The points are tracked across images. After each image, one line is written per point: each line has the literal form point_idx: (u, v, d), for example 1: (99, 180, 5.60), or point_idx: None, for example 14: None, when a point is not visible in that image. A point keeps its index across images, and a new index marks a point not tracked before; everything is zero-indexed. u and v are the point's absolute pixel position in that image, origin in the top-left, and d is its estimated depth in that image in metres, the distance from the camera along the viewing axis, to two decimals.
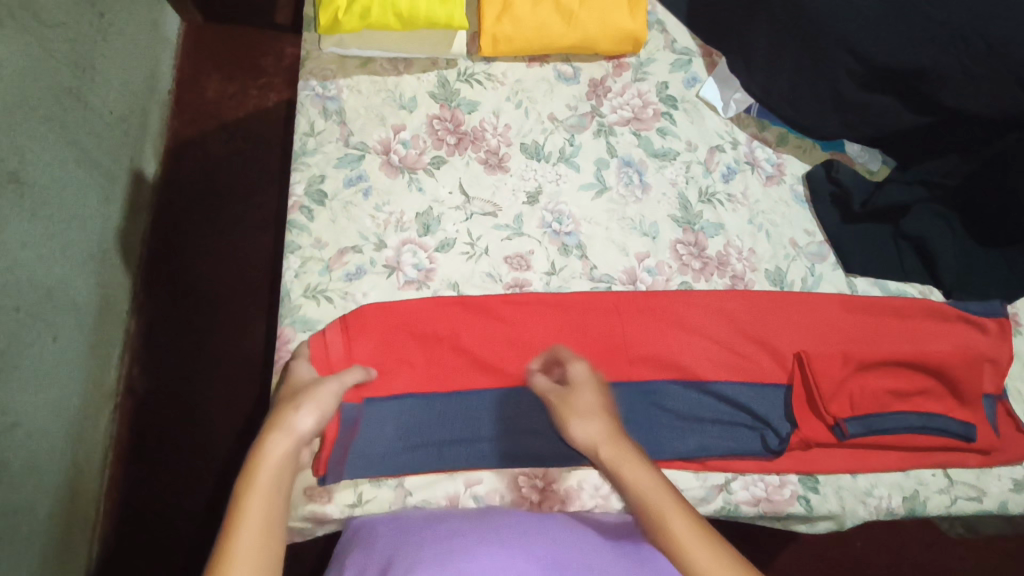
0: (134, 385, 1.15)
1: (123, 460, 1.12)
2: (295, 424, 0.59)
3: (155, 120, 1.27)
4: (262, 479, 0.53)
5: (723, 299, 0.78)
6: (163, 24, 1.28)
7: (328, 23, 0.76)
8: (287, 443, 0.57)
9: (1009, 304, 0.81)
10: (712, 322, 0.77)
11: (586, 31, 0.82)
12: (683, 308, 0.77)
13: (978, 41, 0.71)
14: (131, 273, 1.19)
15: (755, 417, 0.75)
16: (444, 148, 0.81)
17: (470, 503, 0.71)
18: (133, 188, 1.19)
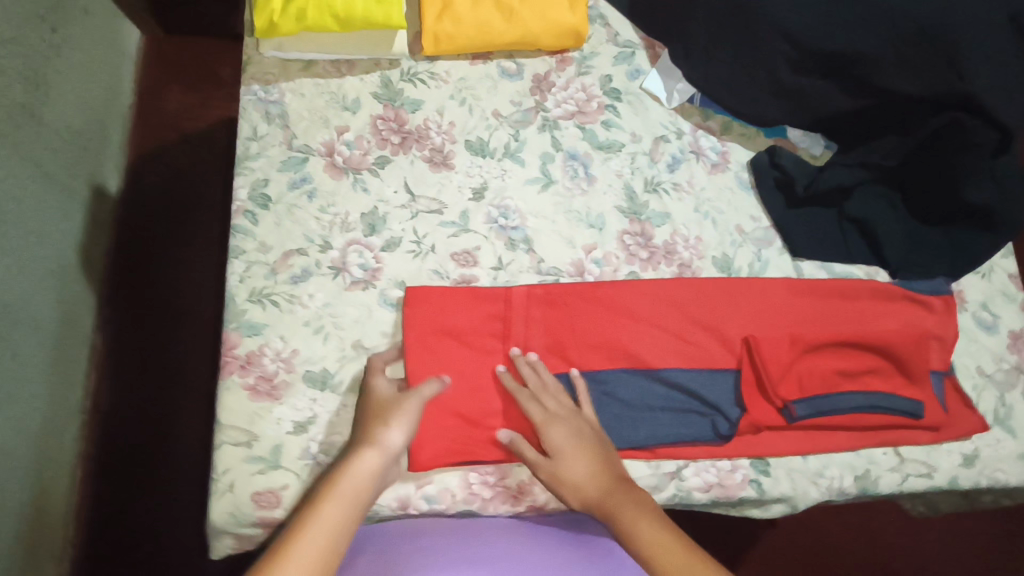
0: (98, 402, 1.14)
1: (91, 478, 1.11)
2: (386, 440, 0.66)
3: (116, 133, 1.26)
4: (326, 515, 0.59)
5: (671, 286, 0.78)
6: (121, 37, 1.27)
7: (264, 27, 0.74)
8: (377, 457, 0.64)
9: (952, 283, 0.82)
10: (659, 311, 0.77)
11: (528, 27, 0.82)
12: (631, 298, 0.77)
13: (907, 24, 0.71)
14: (94, 287, 1.18)
15: (704, 403, 0.75)
16: (388, 148, 0.81)
17: (421, 502, 0.71)
18: (94, 203, 1.18)
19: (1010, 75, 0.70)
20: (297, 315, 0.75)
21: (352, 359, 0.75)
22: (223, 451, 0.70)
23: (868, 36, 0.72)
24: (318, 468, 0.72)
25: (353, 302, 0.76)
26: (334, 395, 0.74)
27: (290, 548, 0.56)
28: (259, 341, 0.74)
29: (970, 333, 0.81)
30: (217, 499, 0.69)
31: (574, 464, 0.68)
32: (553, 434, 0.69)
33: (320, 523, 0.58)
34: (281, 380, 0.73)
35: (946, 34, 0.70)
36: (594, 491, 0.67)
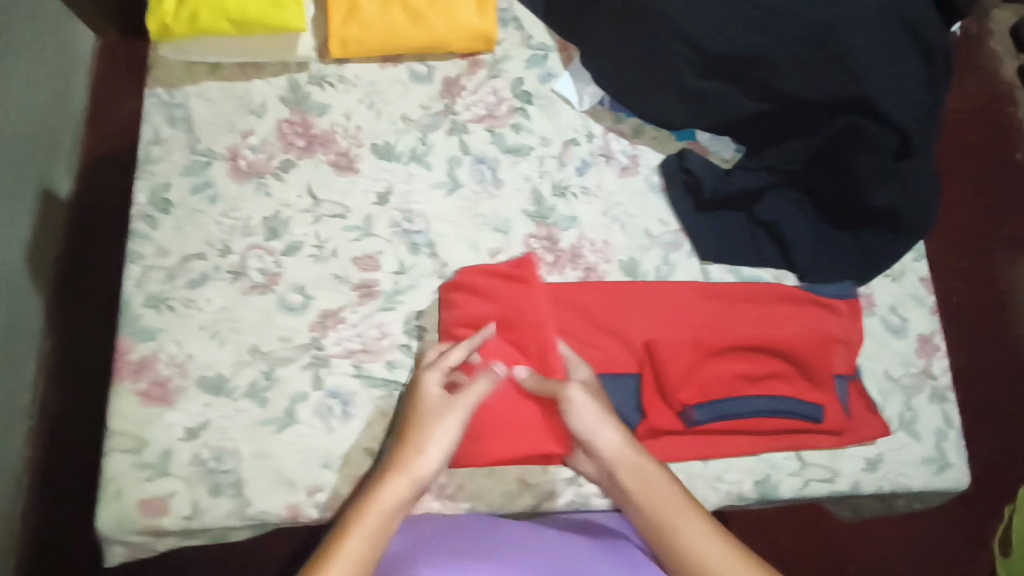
0: (46, 408, 1.13)
1: (36, 483, 1.09)
2: (419, 466, 0.61)
3: (67, 137, 1.25)
4: (357, 529, 0.56)
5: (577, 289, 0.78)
6: (73, 42, 1.26)
7: (157, 30, 0.75)
8: (406, 483, 0.60)
9: (861, 286, 0.81)
10: (564, 316, 0.77)
11: (434, 31, 0.82)
12: (537, 304, 0.75)
13: (800, 26, 0.71)
14: (43, 292, 1.16)
15: (604, 409, 0.75)
16: (293, 152, 0.80)
17: (311, 510, 0.71)
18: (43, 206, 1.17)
19: (904, 79, 0.71)
20: (193, 319, 0.75)
21: (248, 364, 0.74)
22: (112, 457, 0.70)
23: (763, 39, 0.72)
24: (208, 474, 0.71)
25: (252, 307, 0.76)
26: (228, 400, 0.73)
27: (331, 564, 0.54)
28: (153, 346, 0.74)
29: (878, 337, 0.80)
30: (103, 506, 0.69)
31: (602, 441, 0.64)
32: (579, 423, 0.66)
33: (355, 538, 0.55)
34: (174, 386, 0.73)
35: (837, 37, 0.70)
36: (630, 483, 0.62)
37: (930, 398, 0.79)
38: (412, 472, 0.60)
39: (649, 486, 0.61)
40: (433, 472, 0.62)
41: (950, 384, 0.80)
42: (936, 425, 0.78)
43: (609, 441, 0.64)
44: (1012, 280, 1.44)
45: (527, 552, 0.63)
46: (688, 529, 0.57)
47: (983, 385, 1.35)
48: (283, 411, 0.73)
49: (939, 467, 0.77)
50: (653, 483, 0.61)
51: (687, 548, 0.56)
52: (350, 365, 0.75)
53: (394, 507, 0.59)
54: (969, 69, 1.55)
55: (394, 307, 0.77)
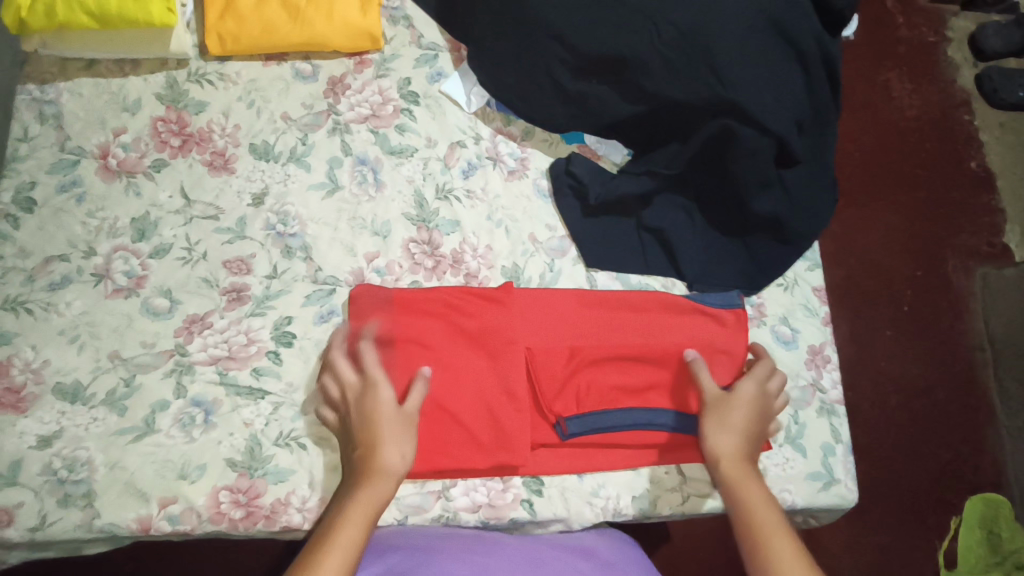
0: None
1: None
2: (387, 463, 0.63)
3: None
4: (351, 518, 0.59)
5: (457, 301, 0.74)
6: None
7: (15, 24, 0.73)
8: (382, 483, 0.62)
9: (752, 296, 0.80)
10: (443, 333, 0.73)
11: (312, 29, 0.79)
12: (415, 319, 0.73)
13: (667, 27, 0.68)
14: None
15: (481, 428, 0.71)
16: (167, 151, 0.78)
17: (163, 524, 0.68)
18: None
19: (778, 83, 0.69)
20: (52, 323, 0.72)
21: (107, 370, 0.72)
22: None
23: (633, 39, 0.70)
24: (58, 485, 0.68)
25: (113, 311, 0.73)
26: (84, 407, 0.70)
27: (321, 558, 0.55)
28: (7, 351, 0.71)
29: (767, 348, 0.78)
30: None
31: (726, 438, 0.67)
32: (719, 416, 0.68)
33: (348, 531, 0.58)
34: (28, 392, 0.70)
35: (703, 38, 0.68)
36: (730, 479, 0.65)
37: (818, 412, 0.77)
38: (380, 467, 0.63)
39: (746, 493, 0.63)
40: (399, 463, 0.63)
41: (839, 398, 0.78)
42: (823, 439, 0.76)
43: (738, 438, 0.67)
44: (968, 288, 1.41)
45: (516, 568, 0.65)
46: (779, 547, 0.59)
47: (936, 395, 1.33)
48: (142, 420, 0.70)
49: (826, 483, 0.75)
50: (745, 491, 0.64)
51: (773, 561, 0.58)
52: (215, 372, 0.72)
53: (367, 523, 0.59)
54: (927, 77, 1.53)
55: (263, 313, 0.74)
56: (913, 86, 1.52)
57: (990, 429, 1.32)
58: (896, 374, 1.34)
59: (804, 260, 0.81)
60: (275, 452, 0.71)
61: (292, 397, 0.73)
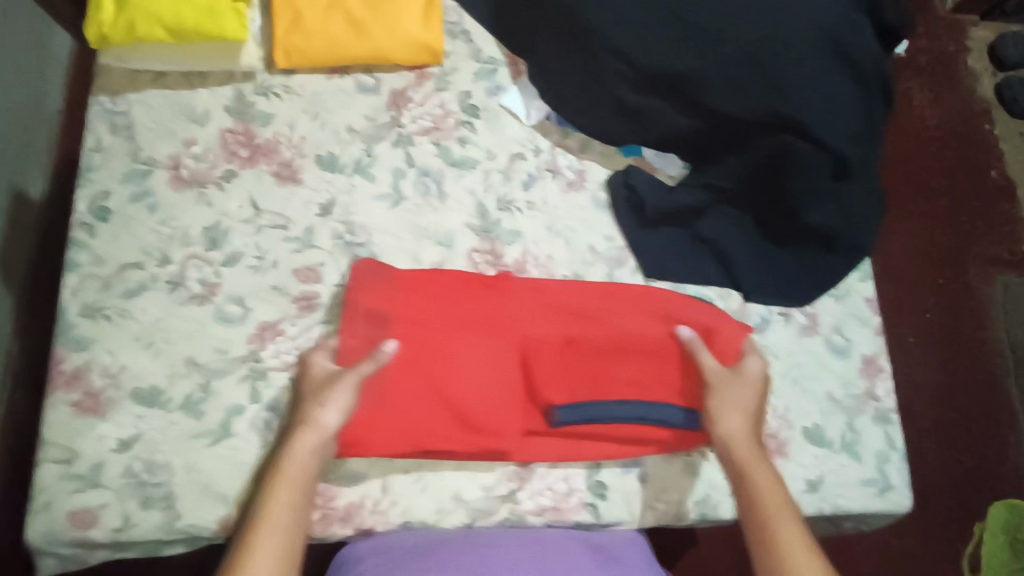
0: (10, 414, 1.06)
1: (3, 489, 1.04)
2: (320, 422, 0.66)
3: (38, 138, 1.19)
4: (285, 483, 0.62)
5: (442, 279, 0.77)
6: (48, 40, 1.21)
7: (95, 39, 0.75)
8: (311, 444, 0.65)
9: (808, 305, 0.81)
10: (460, 318, 0.76)
11: (376, 43, 0.81)
12: (432, 299, 0.76)
13: (730, 45, 0.70)
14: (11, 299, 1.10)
15: (493, 412, 0.74)
16: (236, 162, 0.80)
17: (243, 525, 0.70)
18: (14, 209, 1.10)
19: (837, 99, 0.71)
20: (128, 330, 0.74)
21: (183, 376, 0.73)
22: (42, 468, 0.70)
23: (697, 56, 0.72)
24: (139, 487, 0.70)
25: (187, 318, 0.75)
26: (162, 411, 0.72)
27: (264, 520, 0.59)
28: (86, 356, 0.73)
29: (821, 357, 0.80)
30: (33, 518, 0.68)
31: (731, 416, 0.69)
32: (732, 394, 0.70)
33: (282, 493, 0.61)
34: (106, 397, 0.72)
35: (766, 56, 0.70)
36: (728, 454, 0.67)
37: (872, 419, 0.79)
38: (316, 429, 0.66)
39: (740, 468, 0.66)
40: (331, 425, 0.67)
41: (892, 406, 0.80)
42: (877, 446, 0.78)
43: (745, 417, 0.69)
44: (990, 296, 1.43)
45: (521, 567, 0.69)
46: (784, 524, 0.61)
47: (959, 401, 1.35)
48: (218, 425, 0.72)
49: (881, 489, 0.77)
50: (748, 470, 0.66)
51: (773, 533, 0.61)
52: (288, 378, 0.75)
53: (302, 487, 0.62)
54: (949, 86, 1.55)
55: (333, 321, 0.76)
56: (936, 95, 1.54)
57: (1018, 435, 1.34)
58: (920, 381, 1.36)
59: (856, 271, 0.84)
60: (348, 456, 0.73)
61: None
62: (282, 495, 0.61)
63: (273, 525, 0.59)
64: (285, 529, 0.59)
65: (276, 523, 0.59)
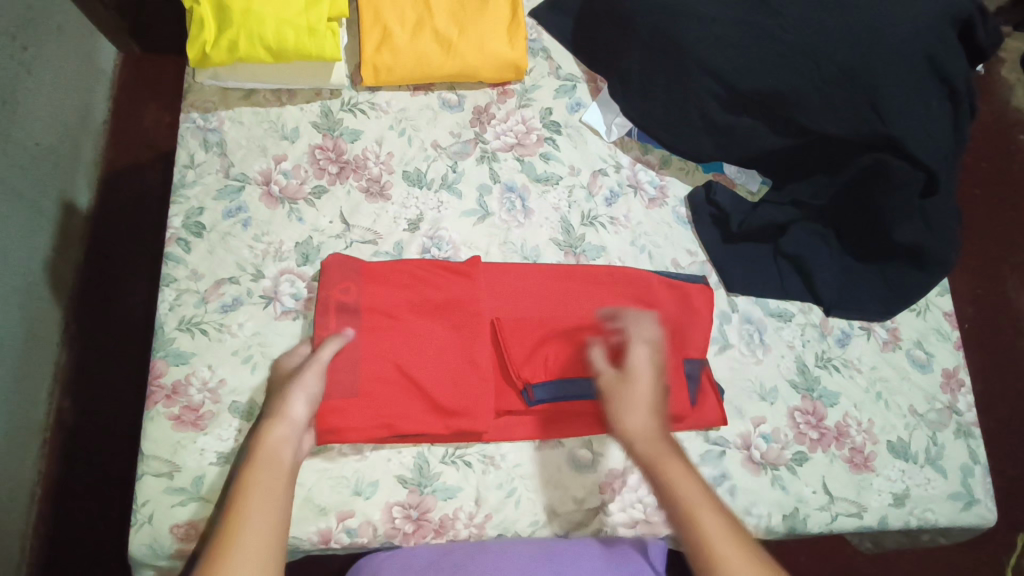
0: (61, 419, 1.08)
1: (51, 497, 1.04)
2: (289, 413, 0.64)
3: (86, 149, 1.21)
4: (264, 463, 0.59)
5: (417, 269, 0.76)
6: (95, 55, 1.25)
7: (197, 58, 0.75)
8: (285, 432, 0.62)
9: (890, 318, 0.82)
10: (435, 299, 0.75)
11: (465, 60, 0.82)
12: (385, 287, 0.75)
13: (827, 66, 0.72)
14: (60, 306, 1.12)
15: (468, 389, 0.73)
16: (326, 178, 0.81)
17: (342, 537, 0.70)
18: (64, 221, 1.14)
19: (931, 119, 0.72)
20: (225, 344, 0.75)
21: None
22: (145, 481, 0.70)
23: (794, 77, 0.73)
24: None
25: (282, 332, 0.76)
26: None
27: (244, 499, 0.55)
28: (185, 370, 0.74)
29: (903, 371, 0.81)
30: (136, 530, 0.69)
31: (632, 417, 0.64)
32: (620, 397, 0.66)
33: (266, 471, 0.58)
34: (206, 411, 0.73)
35: (865, 78, 0.71)
36: (645, 457, 0.61)
37: (955, 433, 0.80)
38: (285, 421, 0.63)
39: (667, 469, 0.59)
40: (298, 420, 0.64)
41: (974, 420, 0.81)
42: (961, 460, 0.79)
43: (648, 416, 0.64)
44: None
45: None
46: (710, 519, 0.55)
47: (999, 412, 1.35)
48: None
49: (966, 503, 0.77)
50: (665, 470, 0.59)
51: (703, 538, 0.54)
52: None
53: (281, 468, 0.60)
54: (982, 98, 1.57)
55: None
56: None
57: None
58: None
59: (935, 286, 0.85)
60: (443, 469, 0.73)
61: None
62: (263, 473, 0.58)
63: (257, 503, 0.55)
64: (271, 506, 0.56)
65: (258, 502, 0.55)
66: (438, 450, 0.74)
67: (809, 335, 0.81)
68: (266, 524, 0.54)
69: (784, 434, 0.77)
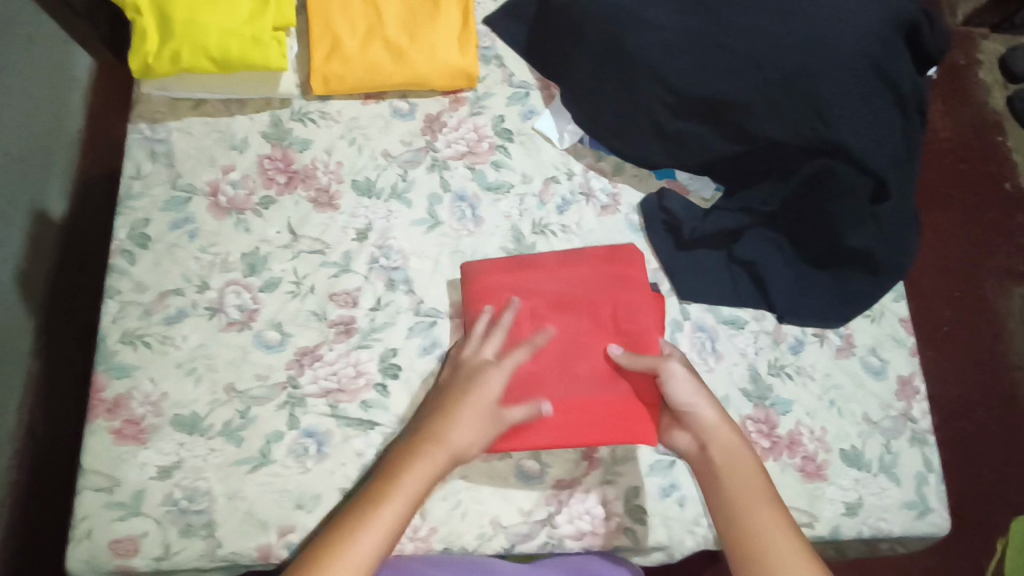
0: (33, 429, 1.05)
1: (20, 508, 1.01)
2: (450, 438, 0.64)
3: (61, 156, 1.17)
4: (389, 505, 0.59)
5: (557, 262, 0.78)
6: (72, 66, 1.22)
7: (139, 70, 0.75)
8: (440, 453, 0.63)
9: (843, 325, 0.82)
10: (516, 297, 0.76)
11: (415, 68, 0.82)
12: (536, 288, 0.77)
13: (772, 73, 0.71)
14: (34, 313, 1.08)
15: (553, 386, 0.74)
16: (274, 188, 0.81)
17: (283, 552, 0.70)
18: (35, 228, 1.10)
19: (880, 124, 0.72)
20: (169, 356, 0.74)
21: (223, 403, 0.74)
22: (83, 496, 0.70)
23: (740, 83, 0.72)
24: (179, 515, 0.70)
25: (228, 344, 0.75)
26: (202, 438, 0.72)
27: (373, 518, 0.58)
28: (128, 384, 0.73)
29: (858, 379, 0.80)
30: (74, 546, 0.68)
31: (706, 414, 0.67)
32: (682, 387, 0.68)
33: (386, 513, 0.58)
34: (147, 424, 0.72)
35: (810, 84, 0.70)
36: (717, 458, 0.65)
37: (910, 441, 0.79)
38: (447, 442, 0.63)
39: (733, 472, 0.64)
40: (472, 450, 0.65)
41: (929, 428, 0.80)
42: (916, 468, 0.78)
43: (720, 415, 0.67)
44: (1006, 307, 1.43)
45: None
46: (767, 517, 0.60)
47: (977, 415, 1.34)
48: (258, 450, 0.72)
49: (920, 512, 0.77)
50: (735, 474, 0.64)
51: (757, 540, 0.59)
52: (326, 405, 0.74)
53: (398, 514, 0.59)
54: (958, 99, 1.57)
55: (370, 345, 0.77)
56: (946, 108, 1.56)
57: None
58: (938, 395, 1.35)
59: (890, 291, 0.84)
60: None
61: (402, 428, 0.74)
62: (415, 475, 0.61)
63: (368, 543, 0.57)
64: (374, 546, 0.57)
65: (386, 514, 0.59)
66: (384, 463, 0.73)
67: (763, 342, 0.81)
68: (388, 528, 0.58)
69: None
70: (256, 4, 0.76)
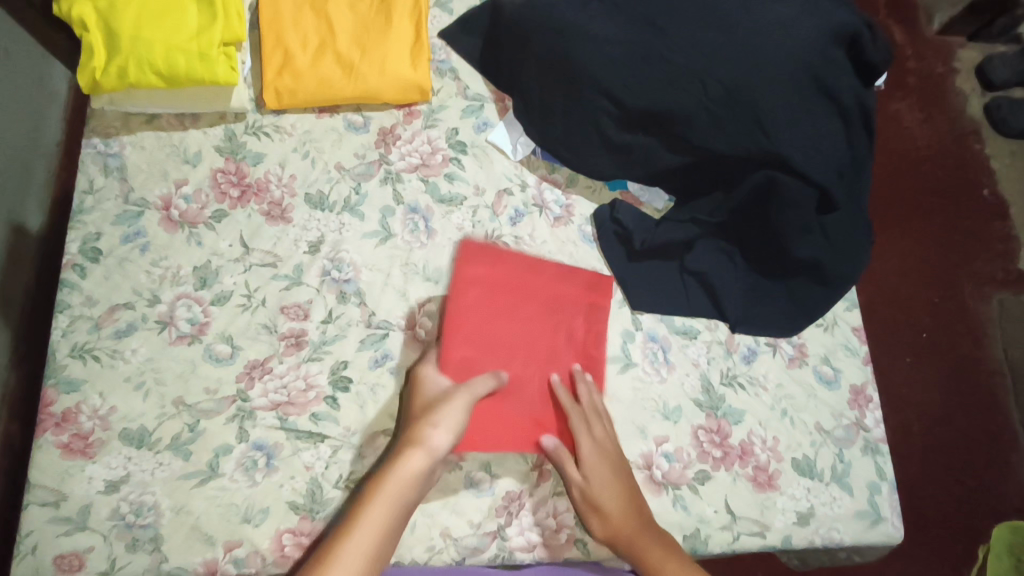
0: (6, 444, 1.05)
1: None
2: (433, 441, 0.66)
3: (37, 171, 1.17)
4: (365, 527, 0.59)
5: (541, 275, 0.79)
6: (46, 79, 1.20)
7: (88, 85, 0.77)
8: (424, 460, 0.65)
9: (795, 336, 0.82)
10: (507, 300, 0.77)
11: (366, 82, 0.82)
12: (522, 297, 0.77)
13: (713, 85, 0.72)
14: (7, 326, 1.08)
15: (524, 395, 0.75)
16: (226, 202, 0.81)
17: (229, 567, 0.69)
18: (10, 242, 1.08)
19: (821, 136, 0.73)
20: (118, 370, 0.75)
21: (172, 416, 0.74)
22: (30, 511, 0.69)
23: (682, 95, 0.73)
24: (126, 529, 0.70)
25: (178, 357, 0.76)
26: (150, 452, 0.72)
27: (347, 541, 0.58)
28: (75, 398, 0.73)
29: (810, 388, 0.80)
30: (18, 562, 0.68)
31: (607, 497, 0.70)
32: (597, 475, 0.71)
33: (365, 533, 0.58)
34: (95, 438, 0.72)
35: (749, 97, 0.71)
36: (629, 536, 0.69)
37: (862, 450, 0.79)
38: (428, 449, 0.65)
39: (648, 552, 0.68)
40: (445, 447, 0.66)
41: (881, 436, 0.80)
42: (868, 477, 0.78)
43: (622, 500, 0.70)
44: (983, 314, 1.43)
45: None
46: None
47: (957, 421, 1.34)
48: (206, 464, 0.72)
49: (872, 521, 0.76)
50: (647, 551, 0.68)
51: None
52: (275, 417, 0.74)
53: (379, 533, 0.59)
54: (936, 107, 1.56)
55: (320, 358, 0.76)
56: (923, 115, 1.56)
57: (1016, 458, 1.32)
58: (919, 402, 1.34)
59: (842, 301, 0.85)
60: (336, 494, 0.72)
61: (351, 441, 0.74)
62: (378, 508, 0.60)
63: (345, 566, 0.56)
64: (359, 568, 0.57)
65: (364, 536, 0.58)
66: (332, 475, 0.73)
67: (715, 353, 0.81)
68: (367, 546, 0.58)
69: (687, 453, 0.76)
70: (203, 18, 0.78)
